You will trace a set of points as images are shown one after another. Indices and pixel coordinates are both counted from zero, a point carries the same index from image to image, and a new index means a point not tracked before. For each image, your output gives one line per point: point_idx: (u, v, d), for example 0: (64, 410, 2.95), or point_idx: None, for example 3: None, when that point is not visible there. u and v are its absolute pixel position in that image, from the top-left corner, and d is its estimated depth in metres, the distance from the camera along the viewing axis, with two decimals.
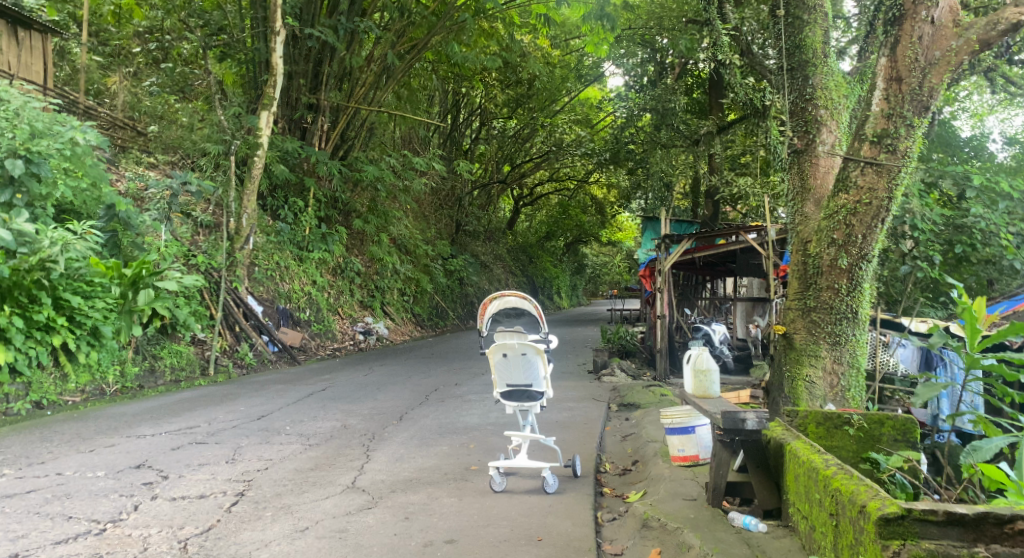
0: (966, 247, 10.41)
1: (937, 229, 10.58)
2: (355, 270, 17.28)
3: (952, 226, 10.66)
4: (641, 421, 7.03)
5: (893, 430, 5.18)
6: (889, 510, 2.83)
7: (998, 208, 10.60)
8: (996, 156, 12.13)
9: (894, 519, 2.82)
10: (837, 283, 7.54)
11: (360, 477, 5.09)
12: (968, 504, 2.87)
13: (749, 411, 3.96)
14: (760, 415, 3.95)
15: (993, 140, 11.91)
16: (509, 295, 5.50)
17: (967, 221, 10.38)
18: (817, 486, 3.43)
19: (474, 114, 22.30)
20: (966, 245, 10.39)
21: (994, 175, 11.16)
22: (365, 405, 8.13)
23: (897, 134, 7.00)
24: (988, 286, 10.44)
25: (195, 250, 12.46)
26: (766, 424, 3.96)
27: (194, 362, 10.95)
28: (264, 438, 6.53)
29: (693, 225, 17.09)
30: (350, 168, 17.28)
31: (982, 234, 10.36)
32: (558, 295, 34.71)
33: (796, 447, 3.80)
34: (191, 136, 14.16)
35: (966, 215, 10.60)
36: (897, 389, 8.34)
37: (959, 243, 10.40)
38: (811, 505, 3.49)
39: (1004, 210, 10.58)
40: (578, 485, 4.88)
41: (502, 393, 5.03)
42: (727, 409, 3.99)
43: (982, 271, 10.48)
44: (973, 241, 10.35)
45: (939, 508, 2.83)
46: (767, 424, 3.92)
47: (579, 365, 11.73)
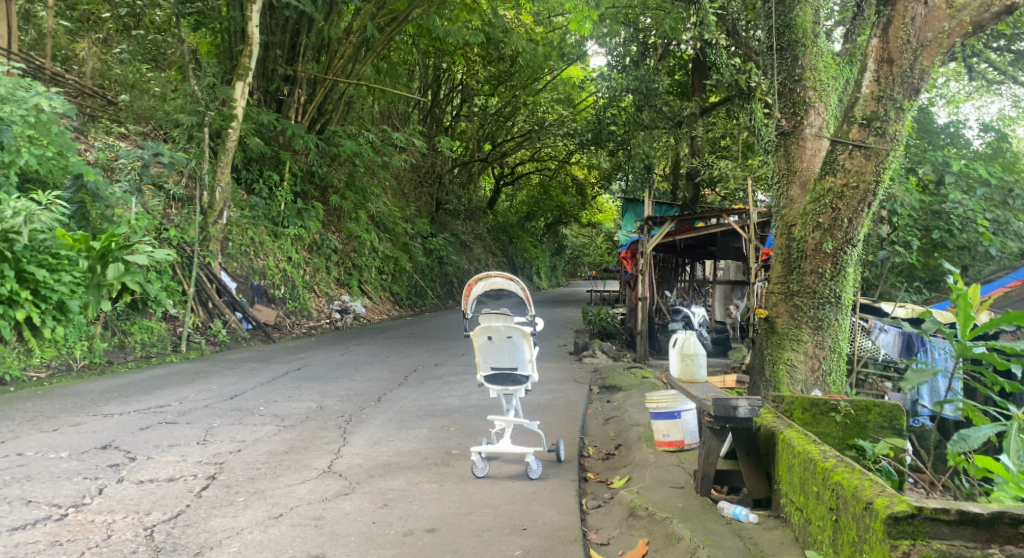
0: (943, 233, 10.54)
1: (916, 216, 10.76)
2: (331, 247, 16.98)
3: (930, 212, 10.79)
4: (623, 404, 6.93)
5: (880, 417, 5.13)
6: (898, 508, 2.75)
7: (976, 194, 10.67)
8: (971, 143, 12.03)
9: (902, 518, 2.74)
10: (821, 267, 7.48)
11: (337, 461, 4.92)
12: (981, 504, 2.79)
13: (741, 399, 3.83)
14: (753, 403, 3.83)
15: (970, 127, 11.85)
16: (495, 276, 5.32)
17: (945, 207, 10.51)
18: (815, 478, 3.36)
19: (455, 90, 21.93)
20: (944, 230, 10.51)
21: (973, 161, 11.19)
22: (341, 386, 7.95)
23: (887, 117, 6.90)
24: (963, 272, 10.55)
25: (166, 224, 12.12)
26: (758, 412, 3.85)
27: (165, 339, 10.67)
28: (236, 418, 6.33)
29: (674, 207, 16.94)
30: (327, 143, 16.91)
31: (960, 220, 10.46)
32: (537, 275, 34.62)
33: (791, 437, 3.72)
34: (164, 106, 13.86)
35: (944, 200, 10.68)
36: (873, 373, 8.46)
37: (937, 229, 10.55)
38: (807, 497, 3.43)
39: (981, 196, 10.66)
40: (562, 470, 4.76)
41: (486, 376, 4.87)
42: (719, 396, 3.86)
43: (957, 257, 10.56)
44: (951, 227, 10.49)
45: (951, 507, 2.76)
46: (759, 412, 3.80)
47: (560, 347, 11.63)
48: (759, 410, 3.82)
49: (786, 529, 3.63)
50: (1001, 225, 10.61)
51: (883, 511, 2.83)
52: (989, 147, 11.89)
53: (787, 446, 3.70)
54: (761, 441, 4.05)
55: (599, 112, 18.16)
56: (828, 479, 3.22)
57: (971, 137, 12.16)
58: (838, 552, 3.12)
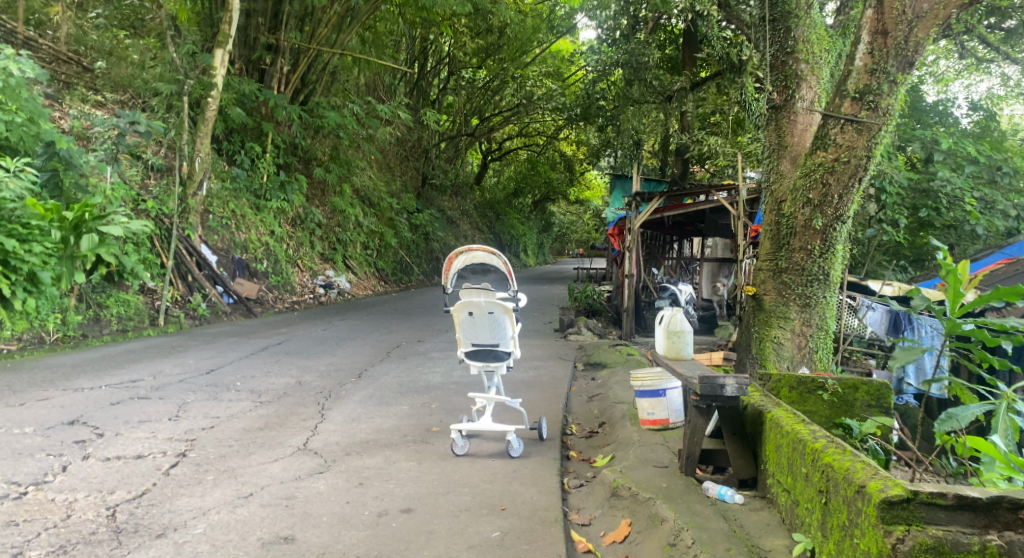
0: (931, 211, 10.50)
1: (904, 193, 10.67)
2: (315, 221, 16.71)
3: (918, 190, 10.72)
4: (608, 382, 6.83)
5: (867, 396, 5.08)
6: (893, 493, 2.67)
7: (965, 172, 10.58)
8: (959, 122, 11.92)
9: (897, 502, 2.65)
10: (810, 244, 7.39)
11: (313, 438, 4.77)
12: (980, 488, 2.69)
13: (728, 377, 3.70)
14: (741, 382, 3.70)
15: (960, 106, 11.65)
16: (476, 250, 5.15)
17: (934, 185, 10.43)
18: (804, 460, 3.27)
19: (442, 62, 21.49)
20: (931, 209, 10.48)
21: (962, 139, 11.09)
22: (322, 361, 7.80)
23: (880, 90, 6.74)
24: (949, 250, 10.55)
25: (144, 195, 11.83)
26: (746, 391, 3.72)
27: (142, 312, 10.45)
28: (211, 394, 6.16)
29: (662, 184, 16.77)
30: (311, 114, 16.55)
31: (947, 198, 10.41)
32: (524, 252, 34.43)
33: (780, 417, 3.61)
34: (142, 74, 13.47)
35: (932, 178, 10.60)
36: (855, 349, 8.46)
37: (925, 208, 10.50)
38: (795, 479, 3.34)
39: (970, 174, 10.59)
40: (545, 448, 4.64)
41: (467, 352, 4.75)
42: (705, 375, 3.73)
43: (943, 236, 10.60)
44: (938, 205, 10.45)
45: (948, 491, 2.66)
46: (746, 392, 3.67)
47: (545, 324, 11.51)
48: (747, 390, 3.68)
49: (773, 510, 3.55)
50: (987, 204, 10.53)
51: (876, 496, 2.75)
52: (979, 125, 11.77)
53: (775, 426, 3.60)
54: (749, 421, 3.93)
55: (587, 87, 17.95)
56: (818, 461, 3.13)
57: (959, 115, 12.00)
58: (827, 535, 3.03)
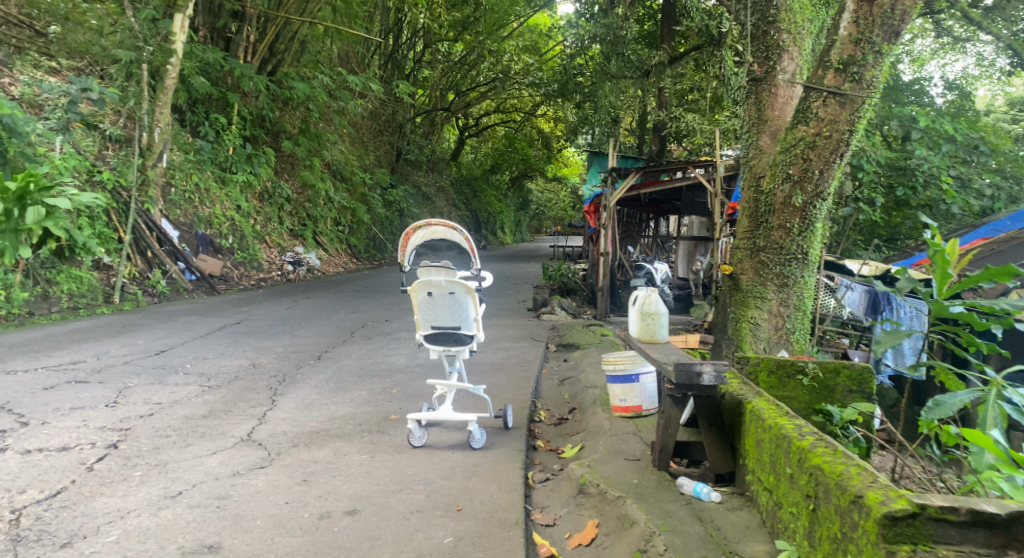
0: (907, 190, 10.37)
1: (880, 171, 10.52)
2: (284, 196, 16.18)
3: (894, 168, 10.56)
4: (581, 364, 6.54)
5: (849, 381, 4.85)
6: (897, 507, 2.37)
7: (941, 151, 10.44)
8: (934, 102, 11.67)
9: (901, 519, 2.34)
10: (789, 222, 7.13)
11: (260, 428, 4.42)
12: (998, 501, 2.38)
13: (705, 364, 3.38)
14: (719, 370, 3.38)
15: (936, 84, 11.45)
16: (436, 224, 4.79)
17: (910, 163, 10.27)
18: (789, 459, 2.99)
19: (417, 35, 20.75)
20: (907, 187, 10.37)
21: (939, 117, 10.90)
22: (281, 342, 7.41)
23: (864, 61, 6.46)
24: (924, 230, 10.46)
25: (100, 165, 11.26)
26: (724, 379, 3.41)
27: (96, 289, 9.94)
28: (157, 377, 5.76)
29: (638, 161, 16.42)
30: (279, 85, 15.92)
31: (925, 176, 10.25)
32: (501, 230, 33.98)
33: (762, 409, 3.33)
34: (100, 40, 12.63)
35: (910, 156, 10.45)
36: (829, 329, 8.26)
37: (901, 186, 10.35)
38: (778, 478, 3.07)
39: (946, 153, 10.45)
40: (509, 438, 4.34)
41: (426, 335, 4.40)
42: (681, 361, 3.40)
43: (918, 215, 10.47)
44: (915, 184, 10.31)
45: (961, 506, 2.35)
46: (725, 380, 3.34)
47: (518, 303, 11.20)
48: (726, 378, 3.36)
49: (752, 510, 3.29)
50: (963, 183, 10.44)
51: (876, 507, 2.46)
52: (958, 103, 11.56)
53: (757, 419, 3.31)
54: (727, 410, 3.65)
55: (566, 63, 17.70)
56: (806, 462, 2.85)
57: (934, 93, 11.72)
58: (815, 545, 2.76)
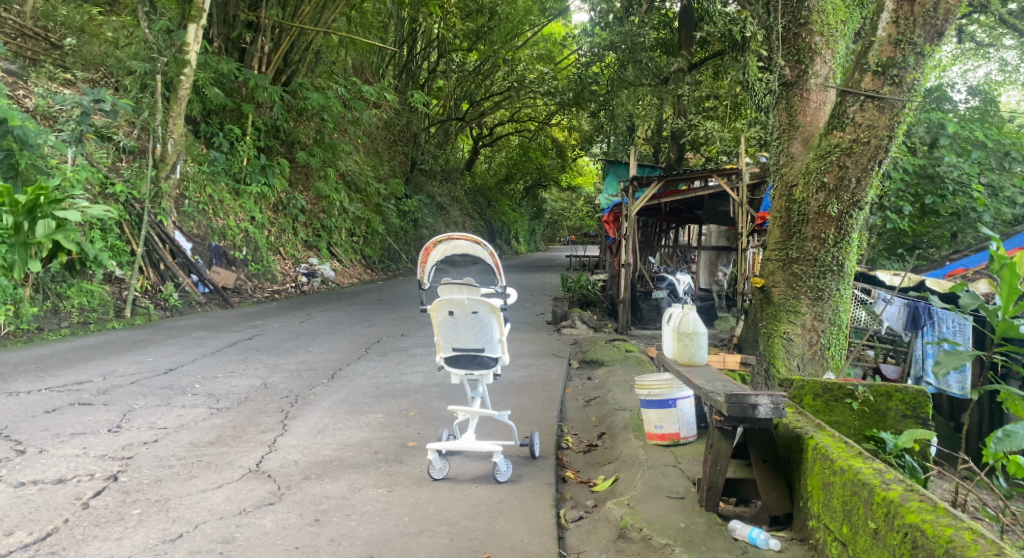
0: (936, 197, 10.08)
1: (908, 179, 10.21)
2: (298, 207, 15.99)
3: (924, 176, 10.25)
4: (606, 384, 6.20)
5: (901, 405, 4.51)
6: None
7: (971, 157, 10.09)
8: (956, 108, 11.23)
9: None
10: (824, 233, 6.79)
11: (269, 457, 4.13)
12: None
13: (762, 396, 3.08)
14: (776, 402, 3.07)
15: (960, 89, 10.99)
16: (459, 238, 4.51)
17: (939, 170, 9.95)
18: (871, 512, 2.67)
19: (432, 45, 20.56)
20: (936, 195, 10.07)
21: (967, 123, 10.53)
22: (293, 359, 7.15)
23: (905, 64, 6.08)
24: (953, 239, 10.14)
25: (113, 177, 11.09)
26: (783, 412, 3.11)
27: (107, 303, 9.74)
28: (164, 399, 5.51)
29: (656, 169, 16.04)
30: (294, 96, 15.76)
31: (955, 184, 9.91)
32: (516, 239, 33.68)
33: (829, 449, 3.02)
34: (115, 53, 12.57)
35: (938, 163, 10.07)
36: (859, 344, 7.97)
37: (929, 194, 10.06)
38: (855, 531, 2.76)
39: (976, 160, 10.09)
40: (536, 469, 4.04)
41: (447, 358, 4.11)
42: (734, 392, 3.10)
43: (947, 224, 10.23)
44: (944, 191, 10.00)
45: None
46: (785, 413, 3.04)
47: (537, 316, 10.88)
48: (785, 411, 3.06)
49: None
50: (994, 190, 10.10)
51: None
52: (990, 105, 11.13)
53: (825, 460, 3.00)
54: (782, 444, 3.36)
55: (581, 72, 17.46)
56: (899, 519, 2.52)
57: (957, 99, 11.29)
58: None
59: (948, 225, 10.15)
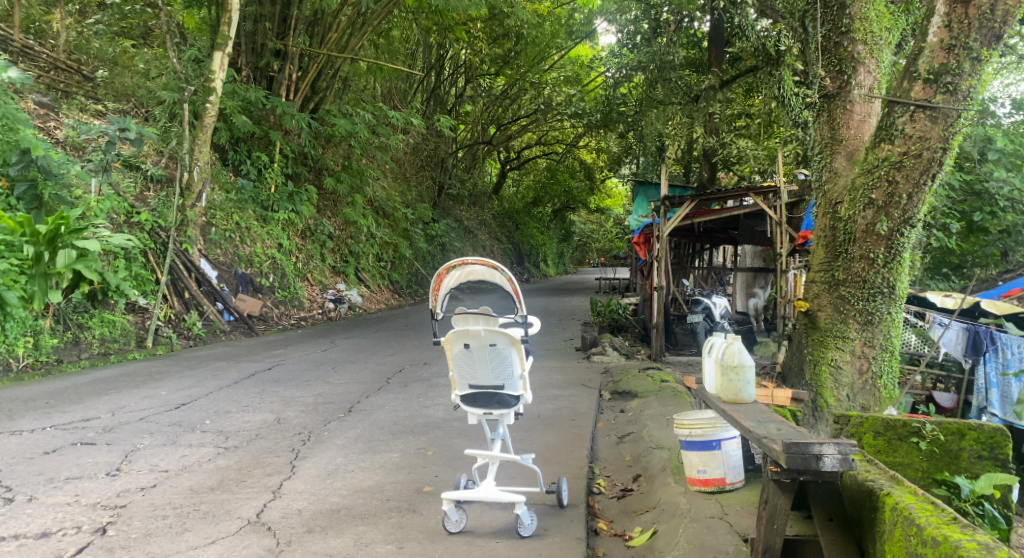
0: (985, 215, 9.60)
1: (955, 195, 9.75)
2: (326, 233, 15.83)
3: (971, 192, 9.80)
4: (641, 418, 5.75)
5: (976, 445, 4.01)
6: None
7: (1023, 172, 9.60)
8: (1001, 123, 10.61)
9: None
10: (873, 252, 6.29)
11: (272, 505, 3.80)
12: None
13: (826, 446, 2.71)
14: (843, 452, 2.67)
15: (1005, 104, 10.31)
16: (474, 264, 4.12)
17: (989, 186, 9.49)
18: None
19: (459, 70, 20.48)
20: (985, 212, 9.58)
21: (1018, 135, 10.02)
22: (311, 391, 6.82)
23: (960, 70, 5.62)
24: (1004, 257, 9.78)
25: (140, 207, 11.02)
26: (852, 464, 2.70)
27: (129, 333, 9.56)
28: (171, 437, 5.22)
29: (688, 189, 15.56)
30: (321, 123, 15.68)
31: (1005, 200, 9.46)
32: (544, 262, 33.28)
33: (915, 512, 2.65)
34: (146, 84, 12.63)
35: (986, 179, 9.67)
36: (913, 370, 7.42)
37: (978, 211, 9.61)
38: None
39: None
40: (563, 519, 3.65)
41: (464, 396, 3.74)
42: (794, 441, 2.73)
43: (997, 242, 9.78)
44: (994, 208, 9.54)
45: None
46: (855, 466, 2.66)
47: (567, 342, 10.45)
48: (855, 463, 2.68)
49: None
50: None
51: None
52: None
53: (910, 525, 2.63)
54: (851, 498, 3.01)
55: (609, 94, 17.20)
56: None
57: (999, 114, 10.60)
58: None
59: (997, 244, 9.69)
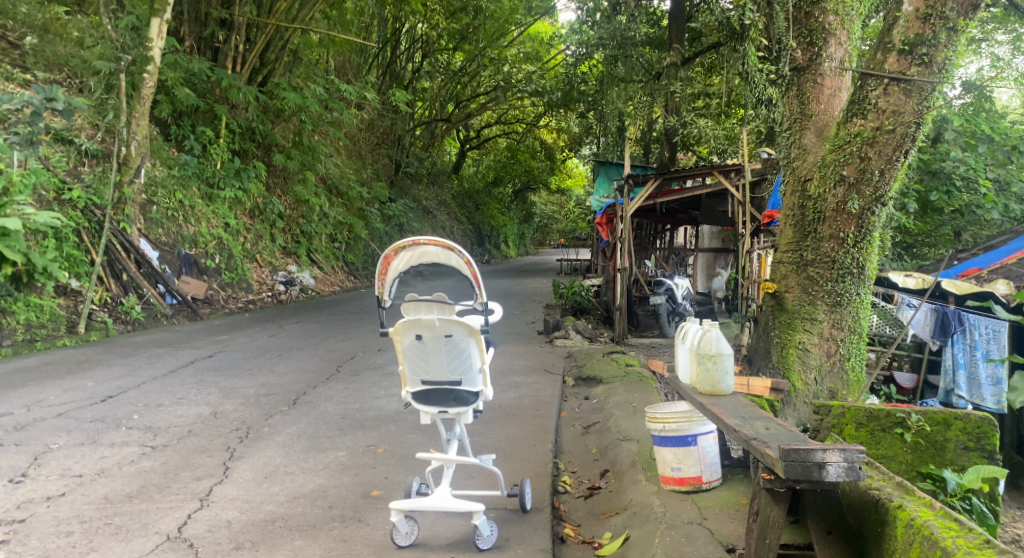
0: (942, 194, 9.55)
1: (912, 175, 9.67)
2: (276, 212, 15.14)
3: (928, 172, 9.70)
4: (606, 406, 5.43)
5: (963, 436, 3.81)
6: None
7: (977, 151, 9.59)
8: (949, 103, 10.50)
9: None
10: (843, 231, 6.04)
11: (198, 515, 3.38)
12: None
13: (830, 452, 2.50)
14: (848, 460, 2.48)
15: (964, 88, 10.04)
16: (426, 244, 3.69)
17: (945, 165, 9.43)
18: None
19: (415, 45, 19.75)
20: (942, 192, 9.51)
21: (973, 115, 10.01)
22: (255, 381, 6.34)
23: (936, 41, 5.34)
24: (956, 237, 9.79)
25: (74, 183, 10.22)
26: (856, 474, 2.51)
27: (59, 318, 8.85)
28: (91, 435, 4.70)
29: (649, 170, 15.24)
30: (270, 96, 14.84)
31: (960, 179, 9.43)
32: (504, 244, 32.82)
33: (937, 532, 2.52)
34: (81, 52, 11.68)
35: (943, 158, 9.60)
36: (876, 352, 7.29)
37: (935, 191, 9.53)
38: None
39: (983, 153, 9.58)
40: (525, 526, 3.32)
41: (415, 393, 3.34)
42: (794, 448, 2.50)
43: (950, 221, 9.77)
44: (949, 187, 9.49)
45: None
46: (862, 476, 2.47)
47: (528, 325, 10.11)
48: (861, 472, 2.49)
49: None
50: (1001, 186, 9.69)
51: None
52: (995, 96, 10.23)
53: (931, 545, 2.50)
54: (853, 511, 2.92)
55: (569, 72, 16.73)
56: None
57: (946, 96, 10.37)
58: None
59: (950, 223, 9.68)
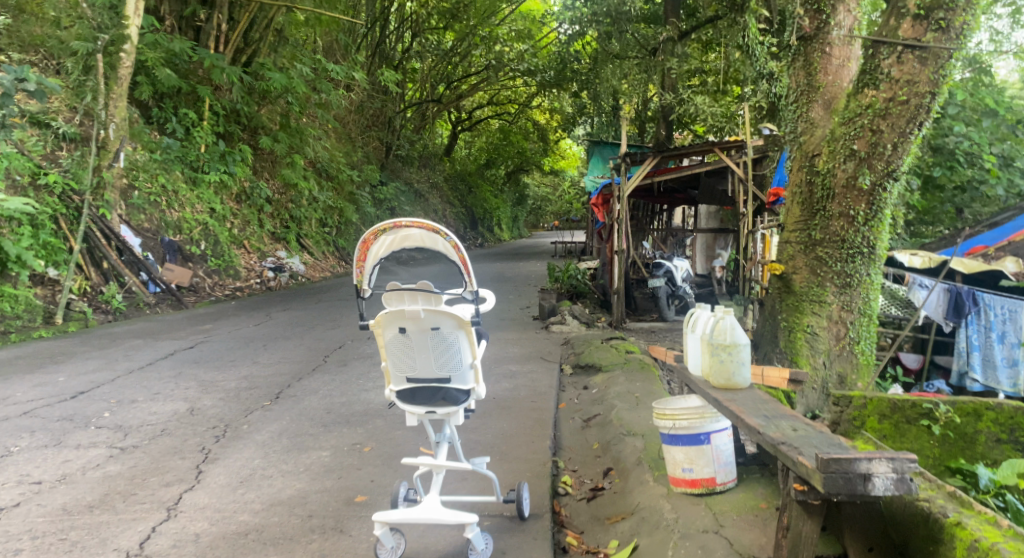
0: (944, 170, 9.27)
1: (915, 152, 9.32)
2: (263, 197, 14.71)
3: (930, 148, 9.38)
4: (606, 397, 5.13)
5: (994, 427, 3.61)
6: None
7: (982, 126, 9.27)
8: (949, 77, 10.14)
9: None
10: (853, 209, 5.70)
11: (163, 528, 3.08)
12: None
13: (876, 462, 2.25)
14: (895, 471, 2.24)
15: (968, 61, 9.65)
16: (408, 226, 3.36)
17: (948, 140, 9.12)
18: None
19: (404, 25, 19.25)
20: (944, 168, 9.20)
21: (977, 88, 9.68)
22: (236, 374, 6.01)
23: (954, 4, 5.01)
24: (958, 215, 9.53)
25: (50, 168, 9.77)
26: (904, 487, 2.27)
27: (35, 309, 8.45)
28: (57, 436, 4.38)
29: (644, 150, 14.90)
30: (255, 77, 14.31)
31: (963, 155, 9.15)
32: (498, 227, 32.42)
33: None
34: (56, 31, 11.19)
35: (945, 134, 9.28)
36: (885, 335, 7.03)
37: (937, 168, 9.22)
38: None
39: (988, 127, 9.26)
40: (522, 535, 3.04)
41: (400, 392, 3.03)
42: (834, 458, 2.25)
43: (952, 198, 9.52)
44: (953, 162, 9.22)
45: None
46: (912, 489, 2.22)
47: (522, 311, 9.80)
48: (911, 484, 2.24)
49: None
50: (1005, 161, 9.36)
51: None
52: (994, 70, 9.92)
53: None
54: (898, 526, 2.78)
55: (562, 50, 16.29)
56: None
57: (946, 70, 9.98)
58: None
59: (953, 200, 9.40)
